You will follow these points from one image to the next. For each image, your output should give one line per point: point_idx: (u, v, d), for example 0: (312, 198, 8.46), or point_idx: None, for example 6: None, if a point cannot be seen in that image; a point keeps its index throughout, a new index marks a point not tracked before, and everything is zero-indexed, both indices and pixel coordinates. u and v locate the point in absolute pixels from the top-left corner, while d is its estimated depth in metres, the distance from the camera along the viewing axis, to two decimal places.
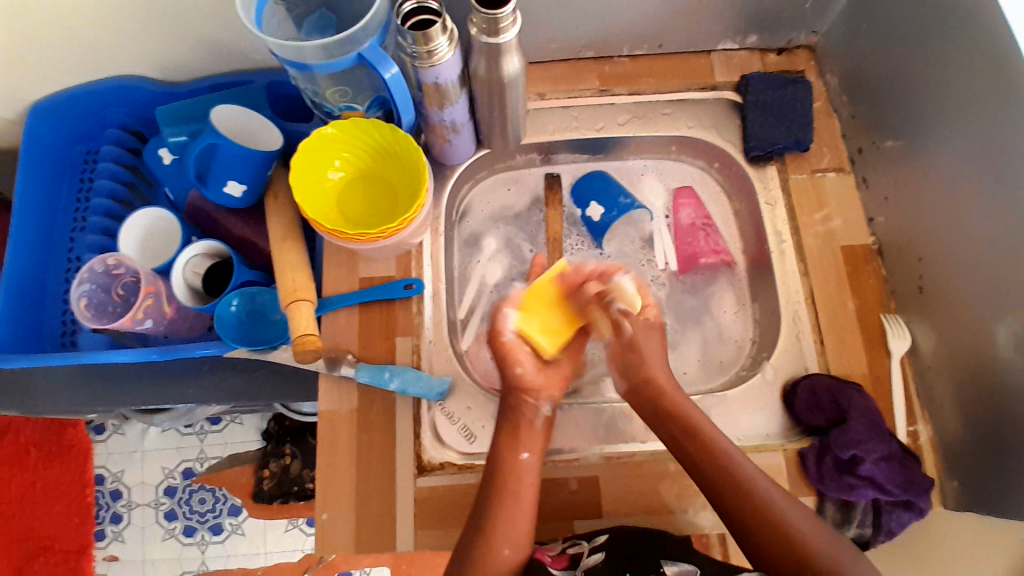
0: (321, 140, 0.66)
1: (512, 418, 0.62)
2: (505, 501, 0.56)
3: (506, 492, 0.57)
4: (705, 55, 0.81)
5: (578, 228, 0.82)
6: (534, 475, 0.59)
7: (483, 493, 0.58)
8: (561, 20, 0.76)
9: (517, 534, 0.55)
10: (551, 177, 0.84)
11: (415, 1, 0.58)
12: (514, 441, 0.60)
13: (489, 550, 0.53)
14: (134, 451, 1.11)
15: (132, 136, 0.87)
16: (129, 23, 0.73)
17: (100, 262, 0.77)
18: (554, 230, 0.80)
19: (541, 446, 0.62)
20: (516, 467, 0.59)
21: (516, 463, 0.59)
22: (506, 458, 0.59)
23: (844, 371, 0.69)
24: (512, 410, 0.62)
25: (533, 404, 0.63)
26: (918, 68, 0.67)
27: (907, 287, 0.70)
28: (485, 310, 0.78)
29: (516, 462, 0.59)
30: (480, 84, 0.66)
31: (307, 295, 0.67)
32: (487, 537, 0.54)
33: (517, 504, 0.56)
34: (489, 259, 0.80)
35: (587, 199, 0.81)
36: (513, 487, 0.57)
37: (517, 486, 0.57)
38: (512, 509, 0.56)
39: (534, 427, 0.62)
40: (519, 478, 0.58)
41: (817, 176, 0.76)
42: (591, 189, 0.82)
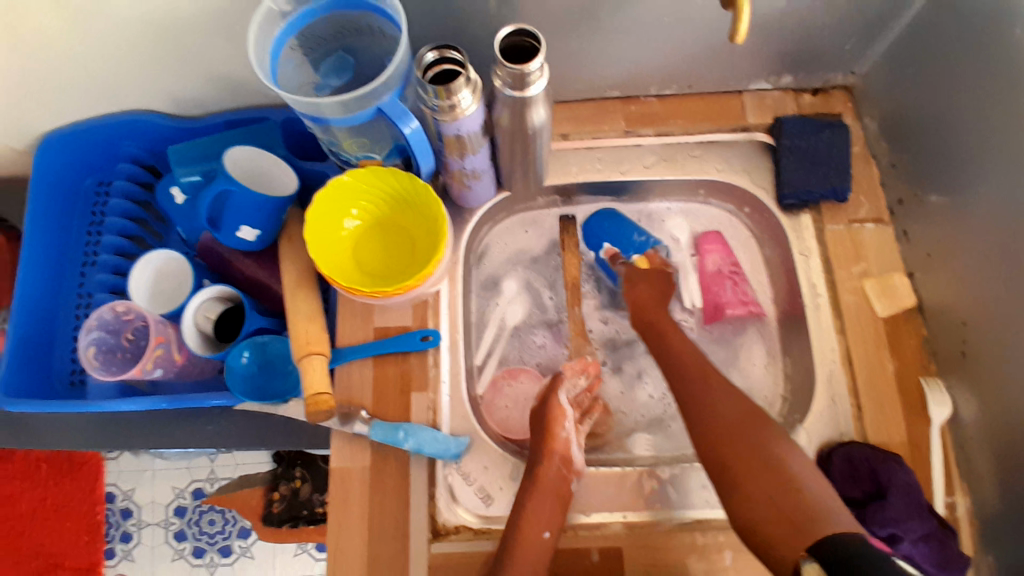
0: (337, 189, 0.63)
1: (535, 487, 0.60)
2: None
3: (522, 566, 0.57)
4: (738, 95, 0.78)
5: (595, 274, 0.79)
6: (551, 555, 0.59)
7: (497, 563, 0.58)
8: (588, 62, 0.73)
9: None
10: (566, 220, 0.79)
11: (437, 52, 0.55)
12: (535, 517, 0.59)
13: None
14: (144, 470, 1.09)
15: (145, 170, 0.86)
16: (145, 62, 0.71)
17: (109, 309, 0.75)
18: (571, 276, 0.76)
19: (560, 521, 0.60)
20: (535, 547, 0.58)
21: (540, 544, 0.58)
22: (527, 532, 0.58)
23: (881, 439, 0.65)
24: (540, 479, 0.61)
25: (560, 473, 0.62)
26: (969, 125, 0.63)
27: (949, 351, 0.67)
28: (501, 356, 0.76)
29: (539, 538, 0.58)
30: (503, 133, 0.63)
31: (320, 348, 0.64)
32: None
33: None
34: (510, 302, 0.78)
35: (599, 241, 0.78)
36: (531, 565, 0.57)
37: (537, 568, 0.57)
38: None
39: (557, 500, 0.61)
40: (537, 560, 0.58)
41: (854, 227, 0.73)
42: (604, 229, 0.78)
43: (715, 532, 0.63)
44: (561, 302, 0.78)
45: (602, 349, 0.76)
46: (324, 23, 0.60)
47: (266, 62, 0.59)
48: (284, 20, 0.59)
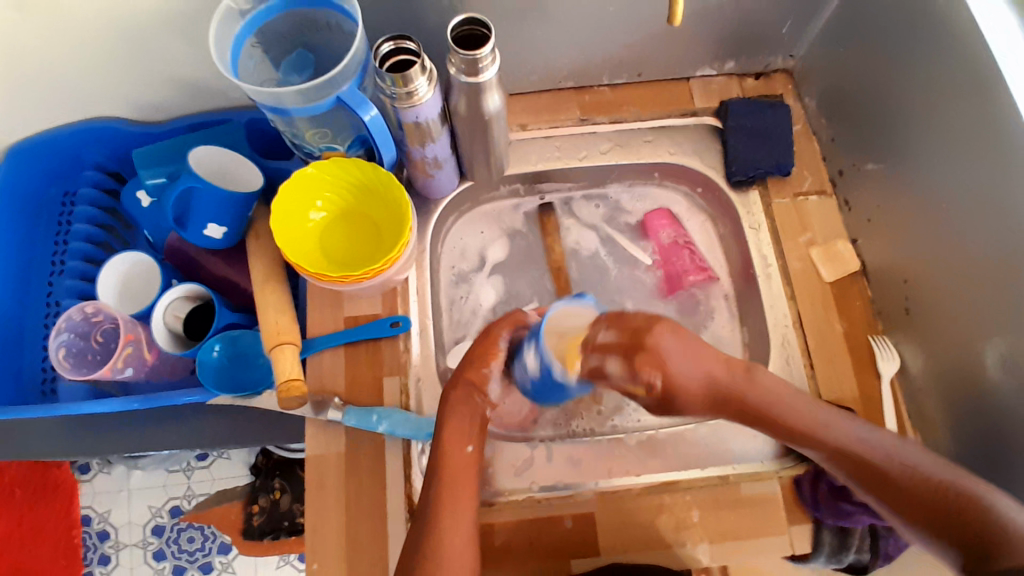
0: (302, 181, 0.65)
1: (460, 406, 0.60)
2: (450, 491, 0.55)
3: (451, 480, 0.56)
4: (685, 82, 0.82)
5: (580, 251, 0.82)
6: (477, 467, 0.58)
7: (428, 480, 0.57)
8: (540, 53, 0.76)
9: (460, 510, 0.55)
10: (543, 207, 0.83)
11: (392, 43, 0.58)
12: (458, 433, 0.58)
13: (438, 541, 0.52)
14: (120, 490, 1.05)
15: (110, 177, 0.86)
16: (107, 67, 0.72)
17: (77, 311, 0.76)
18: (556, 257, 0.80)
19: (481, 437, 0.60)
20: (461, 461, 0.58)
21: (465, 458, 0.58)
22: (453, 446, 0.58)
23: (835, 395, 0.69)
24: (459, 401, 0.60)
25: (482, 399, 0.62)
26: (897, 96, 0.68)
27: (894, 309, 0.71)
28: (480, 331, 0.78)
29: (463, 453, 0.58)
30: (461, 120, 0.66)
31: (291, 337, 0.65)
32: (435, 529, 0.53)
33: (460, 499, 0.55)
34: (486, 282, 0.80)
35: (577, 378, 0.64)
36: (459, 478, 0.56)
37: (465, 479, 0.57)
38: (457, 498, 0.55)
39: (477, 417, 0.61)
40: (463, 471, 0.57)
41: (799, 199, 0.77)
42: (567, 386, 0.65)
43: (682, 492, 0.65)
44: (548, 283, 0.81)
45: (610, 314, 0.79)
46: (282, 20, 0.63)
47: (227, 58, 0.60)
48: (243, 18, 0.61)
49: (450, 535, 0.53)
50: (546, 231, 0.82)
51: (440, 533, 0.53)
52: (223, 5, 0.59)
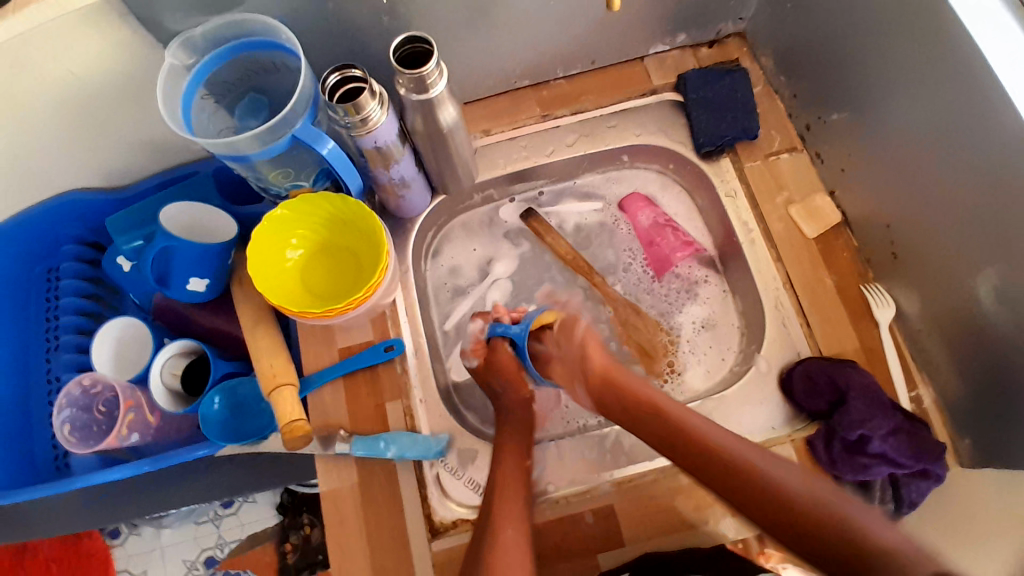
0: (274, 223, 0.65)
1: (507, 414, 0.68)
2: (508, 499, 0.59)
3: (507, 493, 0.60)
4: (640, 61, 0.82)
5: (576, 237, 0.83)
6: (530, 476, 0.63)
7: (486, 500, 0.61)
8: (491, 58, 0.76)
9: (517, 518, 0.58)
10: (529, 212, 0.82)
11: (339, 73, 0.58)
12: (511, 448, 0.64)
13: (496, 535, 0.57)
14: (153, 548, 1.03)
15: (90, 247, 0.86)
16: (64, 144, 0.72)
17: (76, 385, 0.77)
18: (562, 251, 0.80)
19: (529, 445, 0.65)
20: (515, 468, 0.62)
21: (520, 468, 0.62)
22: (507, 462, 0.62)
23: (836, 349, 0.68)
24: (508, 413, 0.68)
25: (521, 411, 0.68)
26: (850, 42, 0.68)
27: (882, 255, 0.71)
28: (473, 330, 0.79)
29: (522, 464, 0.62)
30: (421, 137, 0.66)
31: (288, 378, 0.66)
32: (495, 532, 0.57)
33: (516, 499, 0.60)
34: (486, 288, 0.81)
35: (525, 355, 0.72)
36: (515, 487, 0.61)
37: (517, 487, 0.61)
38: (510, 504, 0.59)
39: (520, 426, 0.67)
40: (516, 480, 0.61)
41: (771, 159, 0.76)
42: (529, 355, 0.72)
43: None
44: (553, 275, 0.82)
45: (625, 287, 0.80)
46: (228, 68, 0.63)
47: (179, 114, 0.60)
48: (188, 72, 0.61)
49: (505, 527, 0.57)
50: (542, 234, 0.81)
51: (501, 540, 0.56)
52: (165, 62, 0.59)
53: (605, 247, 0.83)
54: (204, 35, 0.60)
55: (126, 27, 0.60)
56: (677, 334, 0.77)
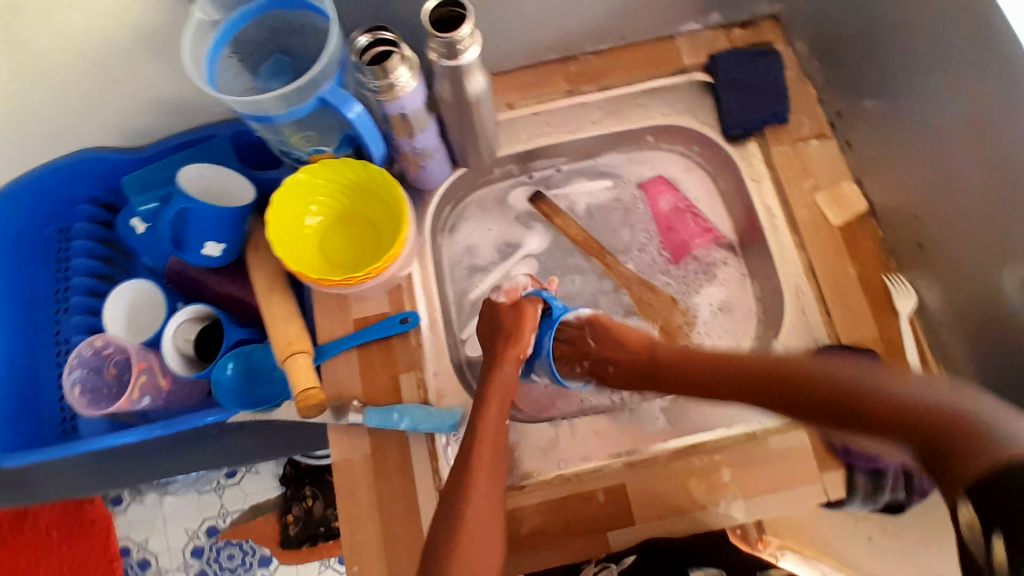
0: (294, 188, 0.64)
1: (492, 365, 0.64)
2: (485, 453, 0.57)
3: (484, 447, 0.58)
4: (670, 39, 0.80)
5: (594, 217, 0.82)
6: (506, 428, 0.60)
7: (461, 449, 0.58)
8: (518, 28, 0.74)
9: (493, 474, 0.56)
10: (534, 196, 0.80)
11: (369, 35, 0.56)
12: (488, 399, 0.61)
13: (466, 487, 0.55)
14: (155, 517, 1.03)
15: (104, 209, 0.85)
16: (79, 99, 0.71)
17: (88, 346, 0.76)
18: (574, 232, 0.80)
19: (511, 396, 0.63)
20: (494, 422, 0.59)
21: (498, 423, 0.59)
22: (489, 411, 0.60)
23: (857, 340, 0.67)
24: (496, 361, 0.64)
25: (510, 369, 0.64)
26: (889, 25, 0.66)
27: (908, 247, 0.70)
28: None
29: (499, 419, 0.60)
30: (447, 107, 0.64)
31: (302, 346, 0.65)
32: (466, 483, 0.55)
33: (489, 451, 0.57)
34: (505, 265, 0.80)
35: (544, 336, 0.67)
36: (493, 441, 0.58)
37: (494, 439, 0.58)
38: (485, 458, 0.57)
39: (507, 373, 0.63)
40: (493, 432, 0.59)
41: (801, 145, 0.75)
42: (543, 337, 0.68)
43: (711, 454, 0.64)
44: (570, 252, 0.80)
45: (644, 268, 0.79)
46: (256, 26, 0.61)
47: (205, 71, 0.59)
48: (215, 29, 0.59)
49: (476, 479, 0.55)
50: (552, 215, 0.80)
51: (473, 499, 0.54)
52: (193, 17, 0.57)
53: (625, 226, 0.81)
54: None
55: None
56: (694, 317, 0.76)
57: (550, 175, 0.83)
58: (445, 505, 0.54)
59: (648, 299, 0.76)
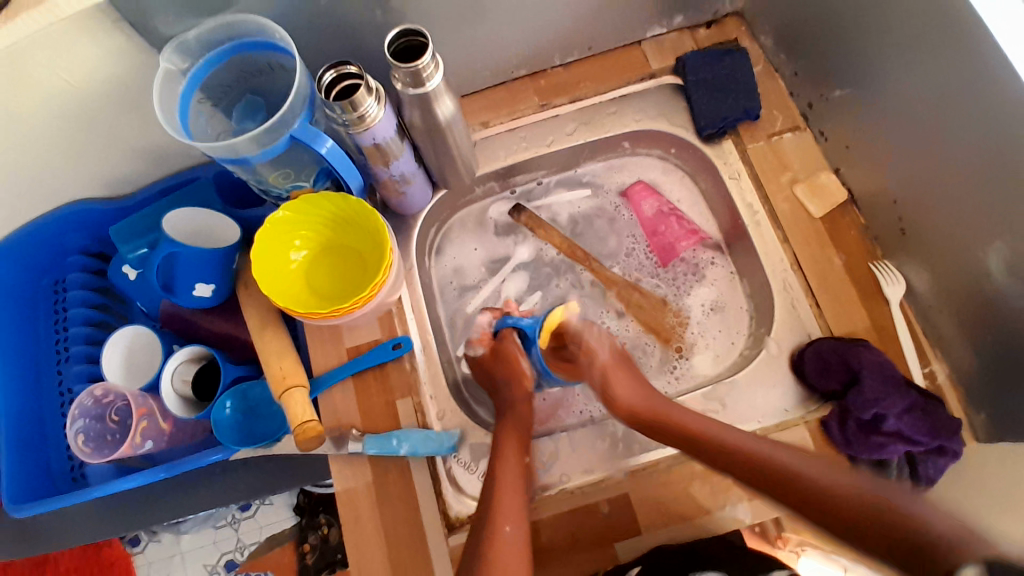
0: (276, 226, 0.65)
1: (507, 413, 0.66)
2: (507, 495, 0.58)
3: (505, 486, 0.59)
4: (638, 46, 0.81)
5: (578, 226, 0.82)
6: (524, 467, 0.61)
7: (483, 493, 0.59)
8: (486, 48, 0.75)
9: (516, 514, 0.57)
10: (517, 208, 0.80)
11: (334, 71, 0.57)
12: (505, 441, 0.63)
13: (492, 531, 0.56)
14: (172, 555, 1.04)
15: (96, 258, 0.87)
16: (63, 154, 0.73)
17: (88, 395, 0.77)
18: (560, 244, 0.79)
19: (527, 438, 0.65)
20: (513, 461, 0.61)
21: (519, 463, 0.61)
22: (507, 457, 0.62)
23: (847, 329, 0.68)
24: (511, 408, 0.67)
25: (522, 412, 0.67)
26: (851, 15, 0.66)
27: (890, 232, 0.70)
28: None
29: (519, 457, 0.62)
30: (420, 132, 0.65)
31: (298, 380, 0.66)
32: (492, 526, 0.56)
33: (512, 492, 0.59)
34: (496, 282, 0.81)
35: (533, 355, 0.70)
36: (514, 480, 0.59)
37: (514, 477, 0.60)
38: (508, 499, 0.58)
39: (519, 415, 0.66)
40: (513, 472, 0.60)
41: (774, 140, 0.76)
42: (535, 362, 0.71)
43: None
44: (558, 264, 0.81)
45: (632, 273, 0.80)
46: (225, 70, 0.62)
47: (177, 118, 0.60)
48: (184, 75, 0.60)
49: (503, 524, 0.56)
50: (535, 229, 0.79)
51: (499, 542, 0.55)
52: (161, 67, 0.58)
53: (610, 232, 0.82)
54: (198, 38, 0.59)
55: (120, 33, 0.60)
56: (684, 318, 0.76)
57: (531, 188, 0.84)
58: (472, 547, 0.56)
59: (639, 305, 0.77)
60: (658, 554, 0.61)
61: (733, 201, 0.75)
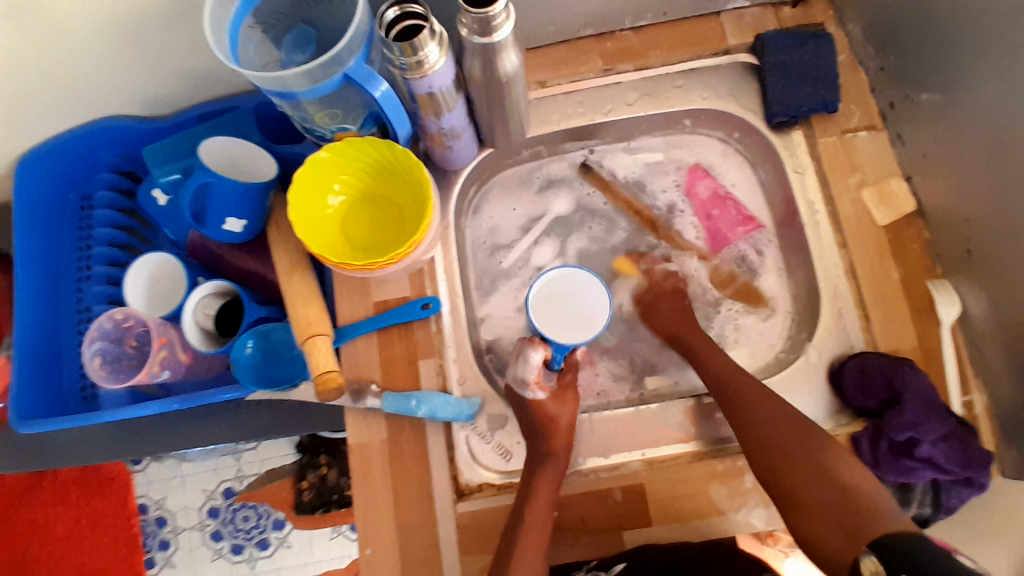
0: (316, 166, 0.62)
1: (543, 440, 0.62)
2: (528, 544, 0.57)
3: (529, 527, 0.58)
4: (715, 17, 0.75)
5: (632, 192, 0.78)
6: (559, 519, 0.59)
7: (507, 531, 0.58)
8: (555, 3, 0.70)
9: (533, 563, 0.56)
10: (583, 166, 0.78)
11: (398, 8, 0.53)
12: (544, 480, 0.60)
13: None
14: (173, 477, 1.05)
15: (125, 177, 0.84)
16: (100, 65, 0.69)
17: (107, 319, 0.75)
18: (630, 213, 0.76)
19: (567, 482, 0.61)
20: (543, 506, 0.59)
21: (548, 508, 0.59)
22: (537, 496, 0.59)
23: (892, 347, 0.65)
24: (550, 437, 0.62)
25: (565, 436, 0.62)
26: (957, 11, 0.61)
27: (954, 251, 0.66)
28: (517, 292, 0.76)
29: (548, 503, 0.59)
30: (477, 85, 0.61)
31: (322, 329, 0.64)
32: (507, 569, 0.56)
33: (536, 544, 0.57)
34: (532, 244, 0.78)
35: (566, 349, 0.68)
36: (538, 529, 0.58)
37: (542, 530, 0.58)
38: (532, 553, 0.57)
39: (562, 454, 0.61)
40: (542, 522, 0.58)
41: (847, 137, 0.71)
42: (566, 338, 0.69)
43: (735, 459, 0.63)
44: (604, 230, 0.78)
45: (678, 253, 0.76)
46: None
47: (224, 43, 0.57)
48: None
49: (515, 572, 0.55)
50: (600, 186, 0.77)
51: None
52: None
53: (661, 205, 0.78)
54: None
55: None
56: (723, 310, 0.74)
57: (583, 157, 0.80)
58: None
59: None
60: (660, 545, 0.60)
61: (793, 196, 0.71)
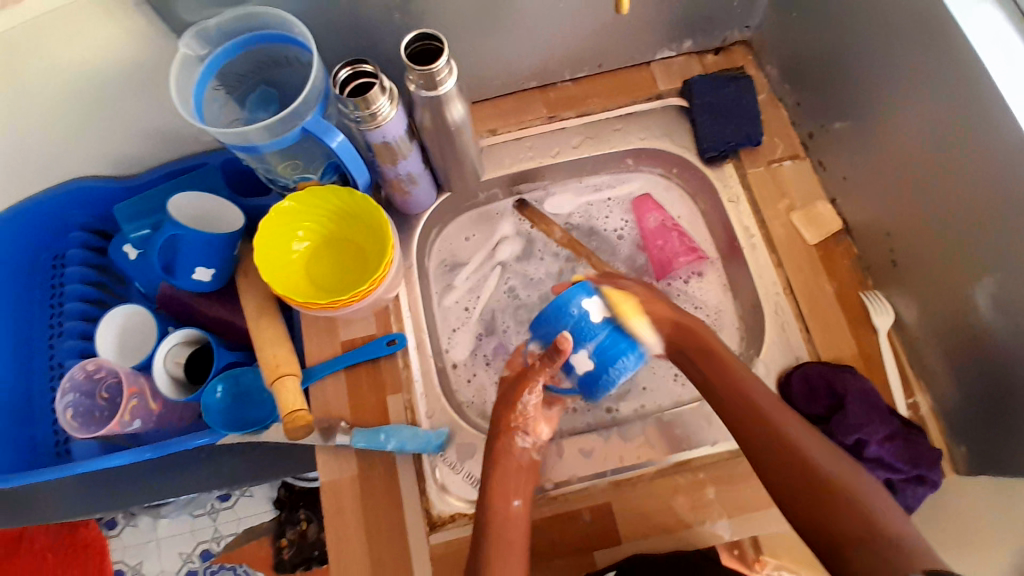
0: (280, 215, 0.66)
1: (497, 459, 0.62)
2: (498, 548, 0.55)
3: (500, 536, 0.57)
4: (646, 66, 0.83)
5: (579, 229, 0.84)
6: (525, 523, 0.59)
7: (474, 543, 0.57)
8: (499, 59, 0.77)
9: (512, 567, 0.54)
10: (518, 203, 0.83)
11: (349, 68, 0.59)
12: (503, 488, 0.60)
13: None
14: (148, 540, 1.03)
15: (98, 235, 0.88)
16: (74, 131, 0.74)
17: (80, 370, 0.78)
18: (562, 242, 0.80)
19: (529, 490, 0.61)
20: (508, 514, 0.58)
21: (511, 511, 0.59)
22: (498, 502, 0.59)
23: (833, 355, 0.69)
24: (500, 454, 0.62)
25: (520, 443, 0.64)
26: (854, 50, 0.68)
27: (881, 263, 0.71)
28: (476, 322, 0.79)
29: (510, 505, 0.59)
30: (429, 133, 0.66)
31: (290, 369, 0.66)
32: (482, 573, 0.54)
33: (510, 549, 0.56)
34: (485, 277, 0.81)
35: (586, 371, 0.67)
36: (507, 534, 0.57)
37: (511, 535, 0.57)
38: (508, 557, 0.55)
39: (522, 468, 0.62)
40: (510, 527, 0.58)
41: (773, 166, 0.78)
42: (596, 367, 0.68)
43: (694, 472, 0.66)
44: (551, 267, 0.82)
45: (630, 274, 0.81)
46: (243, 58, 0.63)
47: (191, 102, 0.61)
48: (201, 61, 0.62)
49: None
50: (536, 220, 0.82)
51: None
52: (180, 51, 0.60)
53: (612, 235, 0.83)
54: (218, 27, 0.61)
55: (141, 14, 0.62)
56: None
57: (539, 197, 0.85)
58: None
59: None
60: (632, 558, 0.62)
61: (731, 222, 0.77)
